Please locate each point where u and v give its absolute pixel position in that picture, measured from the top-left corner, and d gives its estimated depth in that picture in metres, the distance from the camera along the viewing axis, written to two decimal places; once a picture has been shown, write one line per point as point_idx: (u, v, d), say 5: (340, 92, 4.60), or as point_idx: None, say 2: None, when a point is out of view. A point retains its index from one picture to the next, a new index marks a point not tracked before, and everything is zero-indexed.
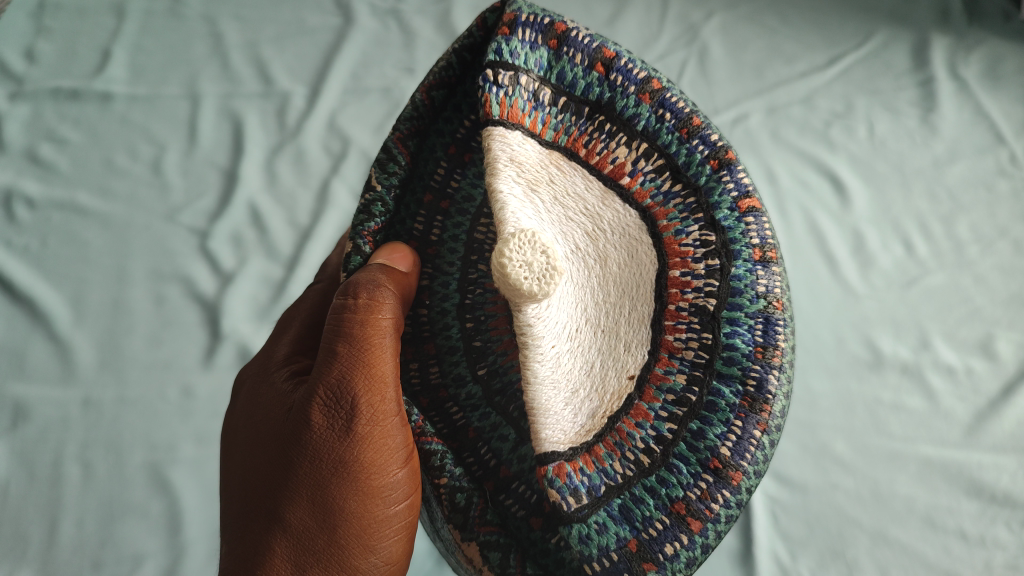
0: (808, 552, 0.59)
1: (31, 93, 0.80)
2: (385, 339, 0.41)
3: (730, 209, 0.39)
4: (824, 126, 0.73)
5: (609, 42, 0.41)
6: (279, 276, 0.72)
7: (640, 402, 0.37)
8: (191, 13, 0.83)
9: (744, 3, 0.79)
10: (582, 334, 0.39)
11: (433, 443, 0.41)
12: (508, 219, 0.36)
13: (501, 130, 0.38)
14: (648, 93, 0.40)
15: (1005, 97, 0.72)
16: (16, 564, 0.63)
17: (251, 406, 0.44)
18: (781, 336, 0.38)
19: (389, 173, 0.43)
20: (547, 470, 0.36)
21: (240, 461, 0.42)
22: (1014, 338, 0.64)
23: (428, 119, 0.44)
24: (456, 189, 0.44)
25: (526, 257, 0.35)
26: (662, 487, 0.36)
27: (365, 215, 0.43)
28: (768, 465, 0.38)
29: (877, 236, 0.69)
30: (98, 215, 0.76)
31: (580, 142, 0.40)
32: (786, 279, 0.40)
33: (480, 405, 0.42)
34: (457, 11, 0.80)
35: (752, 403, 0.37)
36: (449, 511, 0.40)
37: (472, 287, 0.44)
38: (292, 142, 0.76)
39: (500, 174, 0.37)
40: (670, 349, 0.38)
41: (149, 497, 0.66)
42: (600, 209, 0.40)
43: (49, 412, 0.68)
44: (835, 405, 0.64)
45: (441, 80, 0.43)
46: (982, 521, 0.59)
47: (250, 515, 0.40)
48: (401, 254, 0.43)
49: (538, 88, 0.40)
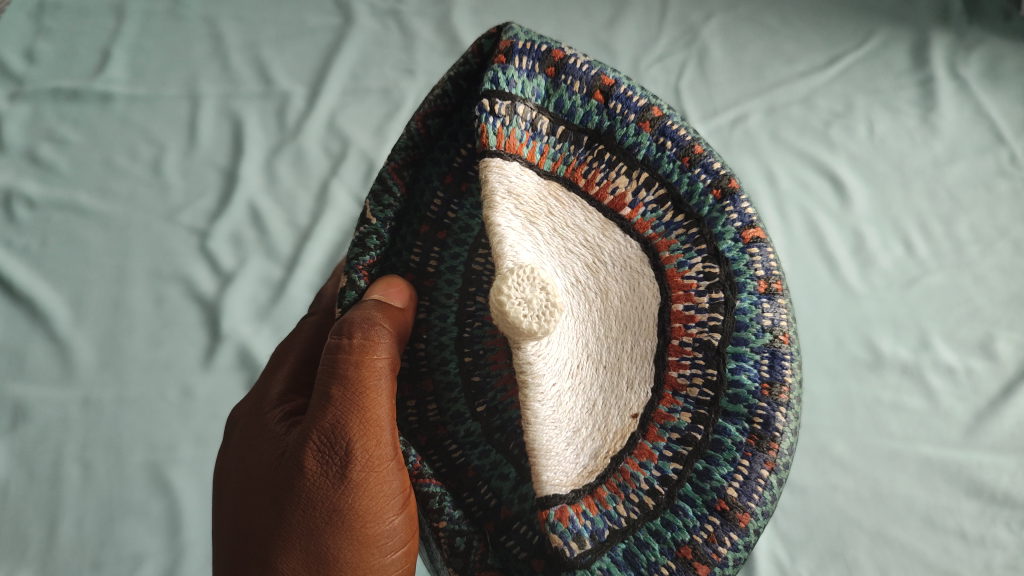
0: (807, 552, 0.59)
1: (31, 93, 0.80)
2: (380, 380, 0.40)
3: (734, 240, 0.39)
4: (824, 126, 0.73)
5: (609, 68, 0.41)
6: (279, 277, 0.72)
7: (643, 441, 0.37)
8: (192, 14, 0.83)
9: (743, 4, 0.79)
10: (583, 370, 0.40)
11: (431, 486, 0.40)
12: (506, 253, 0.36)
13: (498, 161, 0.38)
14: (648, 122, 0.40)
15: (1005, 96, 0.72)
16: (16, 564, 0.63)
17: (245, 447, 0.44)
18: (788, 371, 0.38)
19: (383, 206, 0.43)
20: (549, 515, 0.36)
21: (234, 506, 0.42)
22: (1014, 338, 0.64)
23: (423, 148, 0.44)
24: (453, 220, 0.45)
25: (526, 293, 0.35)
26: (667, 531, 0.36)
27: (360, 248, 0.43)
28: (776, 504, 0.37)
29: (877, 235, 0.69)
30: (98, 215, 0.76)
31: (578, 172, 0.40)
32: (792, 312, 0.40)
33: (479, 442, 0.42)
34: (456, 11, 0.80)
35: (759, 441, 0.37)
36: (448, 555, 0.39)
37: (470, 321, 0.44)
38: (292, 142, 0.76)
39: (498, 207, 0.38)
40: (674, 386, 0.38)
41: (149, 496, 0.66)
42: (601, 240, 0.40)
43: (49, 412, 0.68)
44: (834, 406, 0.64)
45: (436, 108, 0.43)
46: (982, 520, 0.58)
47: (244, 562, 0.40)
48: (397, 289, 0.43)
49: (536, 117, 0.40)
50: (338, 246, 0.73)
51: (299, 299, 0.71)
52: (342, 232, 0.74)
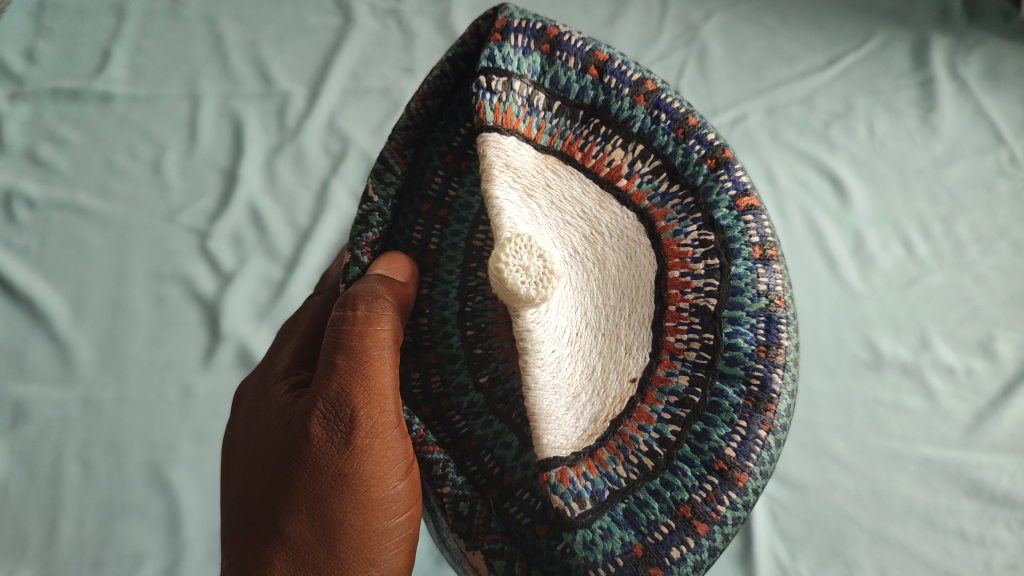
0: (807, 552, 0.59)
1: (31, 93, 0.80)
2: (385, 351, 0.40)
3: (729, 208, 0.39)
4: (824, 125, 0.73)
5: (602, 45, 0.41)
6: (279, 276, 0.72)
7: (642, 405, 0.37)
8: (192, 13, 0.83)
9: (743, 4, 0.79)
10: (582, 338, 0.40)
11: (434, 453, 0.40)
12: (504, 224, 0.37)
13: (495, 136, 0.39)
14: (643, 95, 0.40)
15: (1005, 96, 0.72)
16: (15, 564, 0.63)
17: (253, 418, 0.44)
18: (784, 335, 0.38)
19: (385, 183, 0.44)
20: (549, 476, 0.35)
21: (239, 475, 0.42)
22: (1014, 338, 0.64)
23: (423, 128, 0.45)
24: (454, 198, 0.45)
25: (523, 261, 0.35)
26: (667, 491, 0.36)
27: (362, 226, 0.44)
28: (775, 466, 0.37)
29: (877, 236, 0.69)
30: (98, 214, 0.76)
31: (575, 146, 0.41)
32: (788, 277, 0.40)
33: (482, 413, 0.42)
34: (456, 12, 0.80)
35: (757, 403, 0.37)
36: (452, 521, 0.39)
37: (471, 295, 0.44)
38: (293, 142, 0.76)
39: (497, 180, 0.38)
40: (672, 350, 0.38)
41: (148, 496, 0.66)
42: (598, 212, 0.40)
43: (48, 411, 0.68)
44: (834, 406, 0.64)
45: (435, 88, 0.44)
46: (982, 520, 0.58)
47: (252, 528, 0.40)
48: (399, 265, 0.43)
49: (532, 93, 0.40)
50: (338, 245, 0.73)
51: (299, 298, 0.71)
52: (342, 232, 0.73)
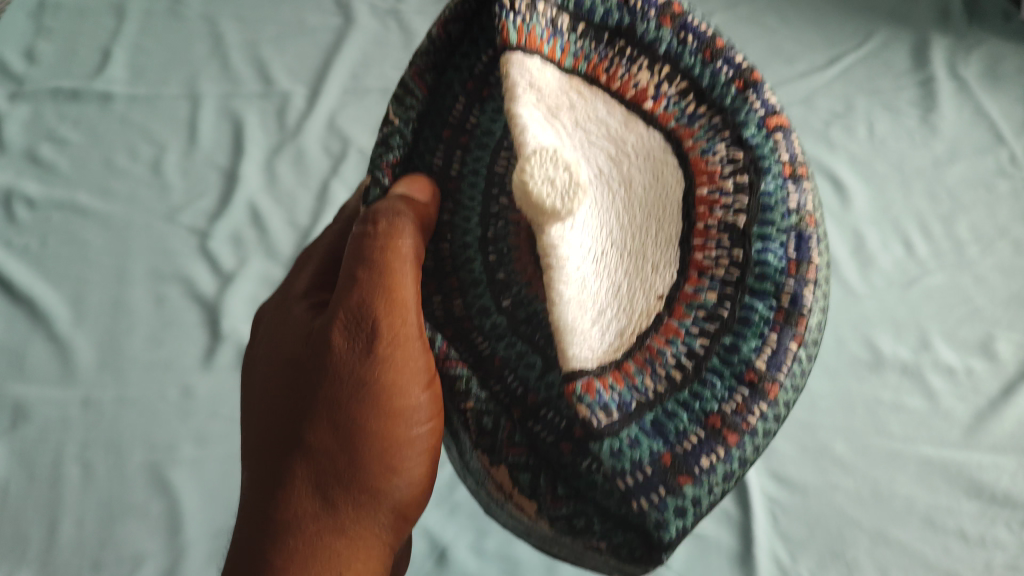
0: (807, 552, 0.59)
1: (31, 93, 0.80)
2: (406, 266, 0.40)
3: (759, 127, 0.39)
4: (824, 126, 0.73)
5: None
6: (279, 276, 0.72)
7: (669, 319, 0.37)
8: (191, 14, 0.84)
9: (743, 5, 0.80)
10: (606, 258, 0.38)
11: (458, 368, 0.40)
12: (528, 138, 0.33)
13: (519, 56, 0.34)
14: (669, 17, 0.39)
15: (1004, 97, 0.72)
16: (15, 564, 0.63)
17: (277, 336, 0.46)
18: (814, 251, 0.38)
19: (405, 107, 0.40)
20: (575, 387, 0.34)
21: (265, 389, 0.45)
22: (1014, 338, 0.64)
23: (444, 51, 0.39)
24: (475, 126, 0.40)
25: (549, 174, 0.33)
26: (696, 401, 0.36)
27: (382, 148, 0.40)
28: (803, 378, 0.39)
29: (877, 236, 0.69)
30: (98, 215, 0.76)
31: (600, 68, 0.39)
32: (816, 195, 0.40)
33: (505, 335, 0.40)
34: None
35: (788, 317, 0.37)
36: (478, 437, 0.39)
37: (493, 220, 0.41)
38: (293, 142, 0.77)
39: (521, 100, 0.34)
40: (700, 268, 0.38)
41: (148, 497, 0.66)
42: (624, 132, 0.39)
43: (48, 412, 0.68)
44: (835, 406, 0.64)
45: (458, 12, 0.38)
46: (983, 521, 0.58)
47: (276, 437, 0.43)
48: (420, 184, 0.40)
49: (556, 15, 0.37)
50: None
51: None
52: None
